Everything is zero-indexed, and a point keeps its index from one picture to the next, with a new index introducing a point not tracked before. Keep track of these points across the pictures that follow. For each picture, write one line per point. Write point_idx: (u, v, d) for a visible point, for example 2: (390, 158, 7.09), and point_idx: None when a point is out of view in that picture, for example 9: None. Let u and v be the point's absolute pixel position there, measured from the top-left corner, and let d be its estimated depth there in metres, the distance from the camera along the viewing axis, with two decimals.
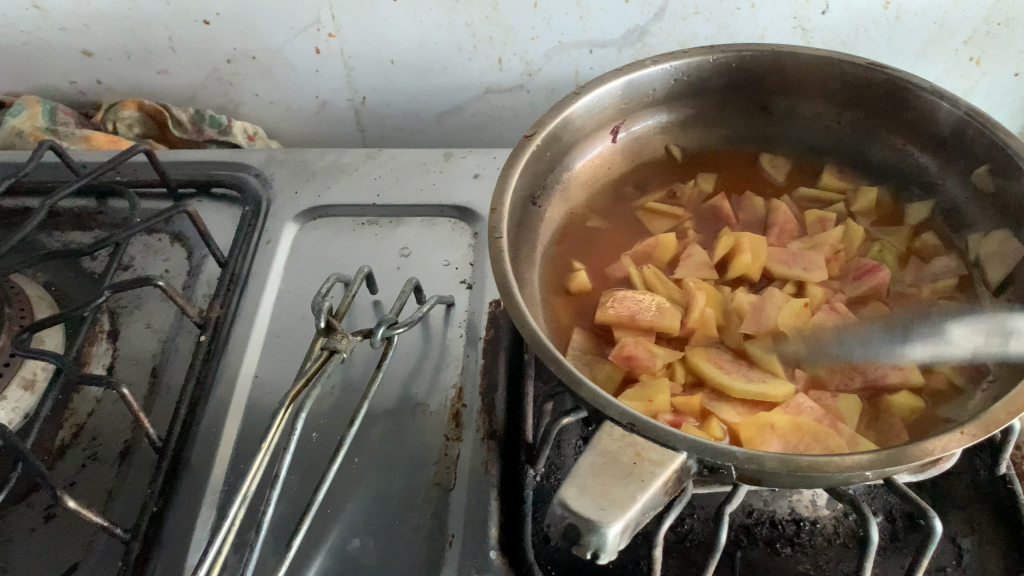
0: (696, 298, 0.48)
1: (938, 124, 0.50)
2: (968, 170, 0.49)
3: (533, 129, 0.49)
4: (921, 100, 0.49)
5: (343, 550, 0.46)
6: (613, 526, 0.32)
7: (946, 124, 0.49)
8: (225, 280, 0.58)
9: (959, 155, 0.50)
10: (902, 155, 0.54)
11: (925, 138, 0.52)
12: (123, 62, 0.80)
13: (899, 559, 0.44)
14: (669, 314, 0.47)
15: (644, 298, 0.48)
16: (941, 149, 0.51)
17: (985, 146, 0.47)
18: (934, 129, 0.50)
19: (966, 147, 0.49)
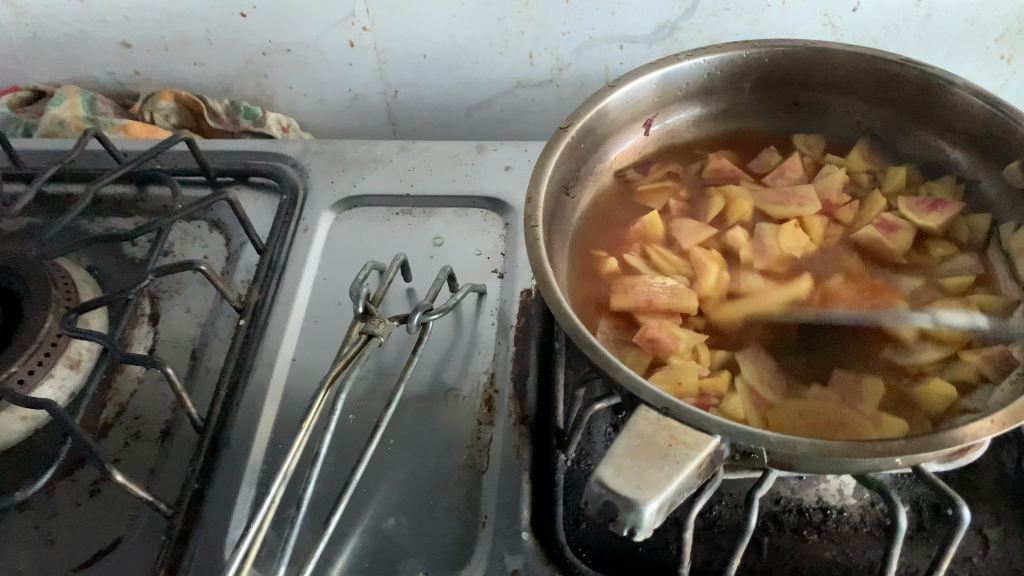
0: (709, 270, 0.49)
1: (971, 120, 0.50)
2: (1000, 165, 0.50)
3: (567, 121, 0.50)
4: (953, 96, 0.50)
5: (378, 529, 0.47)
6: (650, 504, 0.33)
7: (979, 119, 0.49)
8: (263, 268, 0.59)
9: (992, 151, 0.50)
10: (934, 150, 0.54)
11: (957, 133, 0.52)
12: (161, 54, 0.82)
13: (925, 548, 0.45)
14: (685, 294, 0.48)
15: (656, 281, 0.49)
16: (974, 144, 0.51)
17: (1017, 144, 0.47)
18: (966, 125, 0.51)
19: (999, 143, 0.49)
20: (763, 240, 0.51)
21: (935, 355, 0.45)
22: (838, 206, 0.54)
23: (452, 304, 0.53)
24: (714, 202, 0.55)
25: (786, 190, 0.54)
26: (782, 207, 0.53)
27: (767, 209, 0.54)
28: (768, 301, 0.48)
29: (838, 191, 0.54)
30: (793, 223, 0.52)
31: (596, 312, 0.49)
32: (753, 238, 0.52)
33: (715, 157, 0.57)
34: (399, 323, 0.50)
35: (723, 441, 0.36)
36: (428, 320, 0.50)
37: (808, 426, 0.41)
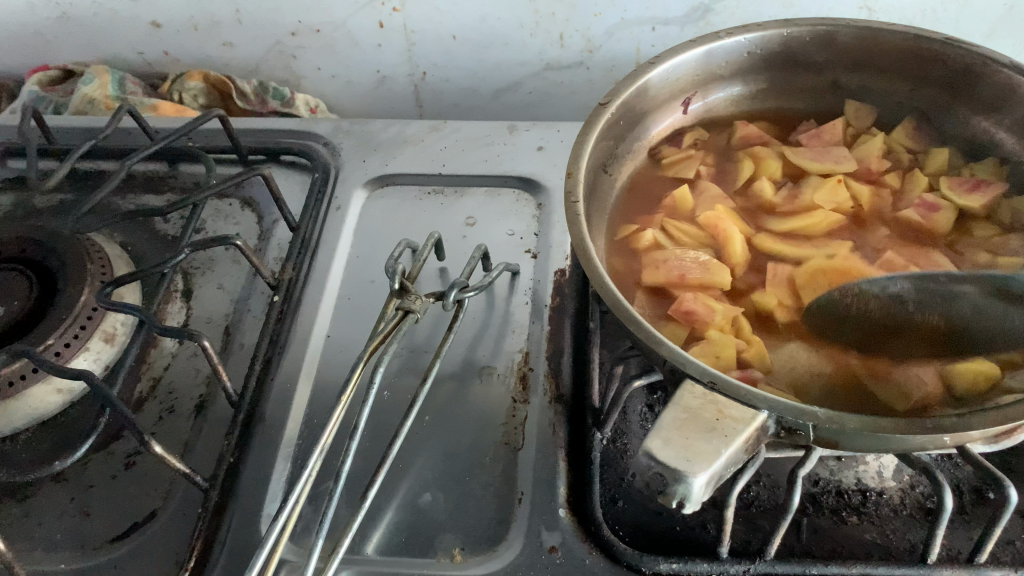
0: (733, 237, 0.50)
1: (1017, 100, 0.49)
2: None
3: (606, 97, 0.50)
4: (1000, 75, 0.49)
5: (414, 505, 0.47)
6: (699, 477, 0.33)
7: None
8: (296, 245, 0.59)
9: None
10: (980, 131, 0.53)
11: (1005, 113, 0.51)
12: (190, 34, 0.82)
13: (967, 531, 0.44)
14: (716, 268, 0.48)
15: (687, 254, 0.49)
16: (1021, 124, 0.50)
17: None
18: (1013, 104, 0.49)
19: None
20: (797, 194, 0.52)
21: None
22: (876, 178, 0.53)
23: (490, 280, 0.52)
24: (744, 167, 0.55)
25: (822, 150, 0.55)
26: (820, 164, 0.54)
27: (805, 166, 0.54)
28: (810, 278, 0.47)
29: (877, 159, 0.54)
30: (835, 179, 0.52)
31: (631, 288, 0.49)
32: (788, 194, 0.53)
33: (743, 126, 0.57)
34: (435, 301, 0.50)
35: (770, 416, 0.35)
36: (466, 294, 0.50)
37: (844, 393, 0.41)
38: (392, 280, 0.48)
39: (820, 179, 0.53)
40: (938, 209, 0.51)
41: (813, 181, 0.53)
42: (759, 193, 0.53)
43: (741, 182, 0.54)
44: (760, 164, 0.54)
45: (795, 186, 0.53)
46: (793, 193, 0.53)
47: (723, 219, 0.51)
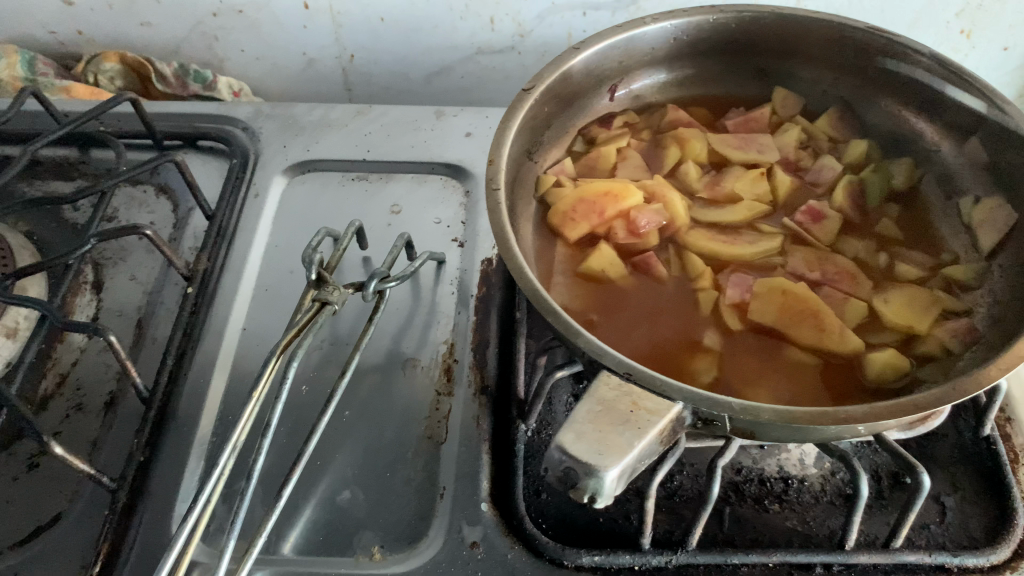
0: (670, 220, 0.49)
1: (940, 88, 0.49)
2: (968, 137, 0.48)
3: (530, 82, 0.49)
4: (919, 62, 0.49)
5: (332, 503, 0.46)
6: (611, 471, 0.33)
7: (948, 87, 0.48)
8: (211, 233, 0.57)
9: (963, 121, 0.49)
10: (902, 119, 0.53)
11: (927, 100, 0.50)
12: (105, 13, 0.78)
13: (884, 516, 0.45)
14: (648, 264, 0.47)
15: (627, 240, 0.48)
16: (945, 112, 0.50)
17: (989, 105, 0.46)
18: (938, 94, 0.49)
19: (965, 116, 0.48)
20: (719, 181, 0.51)
21: (895, 337, 0.43)
22: (797, 161, 0.53)
23: (410, 270, 0.51)
24: (670, 151, 0.53)
25: (746, 137, 0.54)
26: (743, 153, 0.53)
27: (728, 154, 0.53)
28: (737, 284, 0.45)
29: (796, 149, 0.53)
30: (759, 170, 0.51)
31: (566, 271, 0.48)
32: (710, 182, 0.51)
33: (673, 109, 0.55)
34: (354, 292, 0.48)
35: (685, 407, 0.34)
36: (386, 285, 0.48)
37: (763, 383, 0.41)
38: (308, 270, 0.46)
39: (744, 170, 0.52)
40: (824, 218, 0.48)
41: (736, 170, 0.52)
42: (684, 178, 0.52)
43: (669, 166, 0.52)
44: (686, 147, 0.53)
45: (717, 174, 0.52)
46: (716, 179, 0.51)
47: (663, 187, 0.50)
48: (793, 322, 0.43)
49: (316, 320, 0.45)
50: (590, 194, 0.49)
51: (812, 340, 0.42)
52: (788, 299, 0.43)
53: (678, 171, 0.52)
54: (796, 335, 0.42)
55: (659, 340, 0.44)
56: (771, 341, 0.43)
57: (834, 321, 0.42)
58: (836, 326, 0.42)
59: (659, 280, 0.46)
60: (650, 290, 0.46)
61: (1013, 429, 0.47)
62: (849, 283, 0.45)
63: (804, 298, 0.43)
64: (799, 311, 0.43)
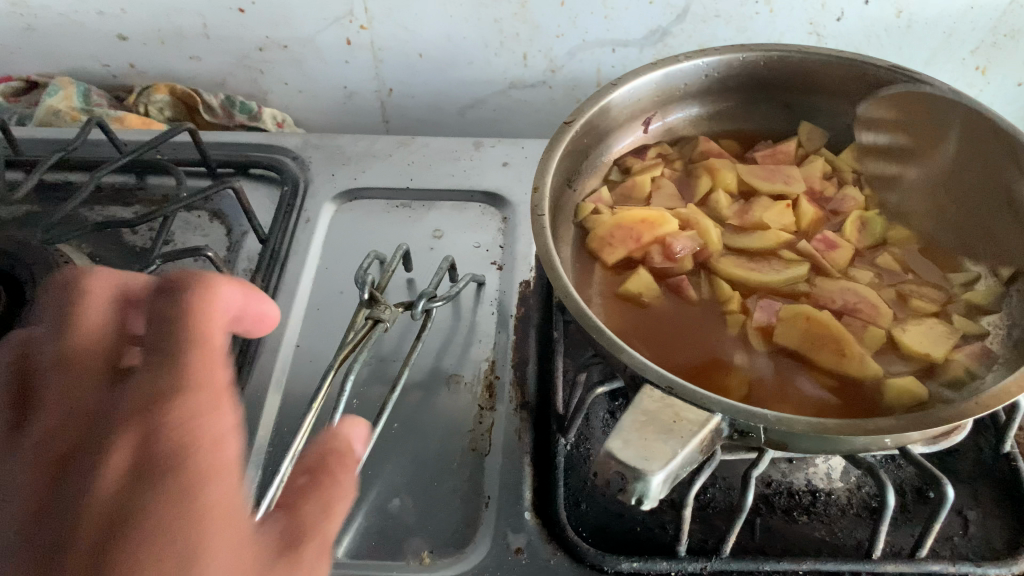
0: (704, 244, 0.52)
1: (954, 125, 0.51)
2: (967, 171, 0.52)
3: (572, 116, 0.52)
4: (934, 100, 0.51)
5: (383, 509, 0.48)
6: (656, 475, 0.35)
7: (965, 126, 0.50)
8: (265, 256, 0.60)
9: (971, 162, 0.51)
10: (911, 155, 0.55)
11: (937, 139, 0.53)
12: (157, 47, 0.83)
13: (909, 527, 0.47)
14: (681, 288, 0.50)
15: (664, 264, 0.51)
16: (955, 150, 0.52)
17: (1005, 146, 0.48)
18: (951, 134, 0.52)
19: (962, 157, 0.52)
20: (748, 211, 0.54)
21: (915, 362, 0.46)
22: (822, 192, 0.56)
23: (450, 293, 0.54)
24: (701, 180, 0.57)
25: (772, 169, 0.57)
26: (770, 184, 0.56)
27: (756, 185, 0.56)
28: (765, 309, 0.48)
29: (821, 179, 0.56)
30: (785, 202, 0.54)
31: (604, 292, 0.51)
32: (740, 211, 0.54)
33: (704, 141, 0.59)
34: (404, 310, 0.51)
35: (723, 419, 0.37)
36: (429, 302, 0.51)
37: (786, 400, 0.44)
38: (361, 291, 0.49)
39: (771, 201, 0.54)
40: (837, 246, 0.52)
41: (764, 201, 0.54)
42: (714, 206, 0.55)
43: (699, 196, 0.56)
44: (716, 177, 0.56)
45: (746, 203, 0.55)
46: (744, 209, 0.54)
47: (695, 216, 0.53)
48: (815, 346, 0.46)
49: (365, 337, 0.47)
50: (627, 222, 0.52)
51: (833, 364, 0.45)
52: (812, 324, 0.46)
53: (709, 200, 0.55)
54: (816, 359, 0.45)
55: (692, 359, 0.46)
56: (793, 362, 0.46)
57: (855, 347, 0.45)
58: (856, 351, 0.45)
59: (688, 301, 0.50)
60: (682, 311, 0.49)
61: None
62: (872, 308, 0.48)
63: (826, 325, 0.46)
64: (824, 336, 0.46)
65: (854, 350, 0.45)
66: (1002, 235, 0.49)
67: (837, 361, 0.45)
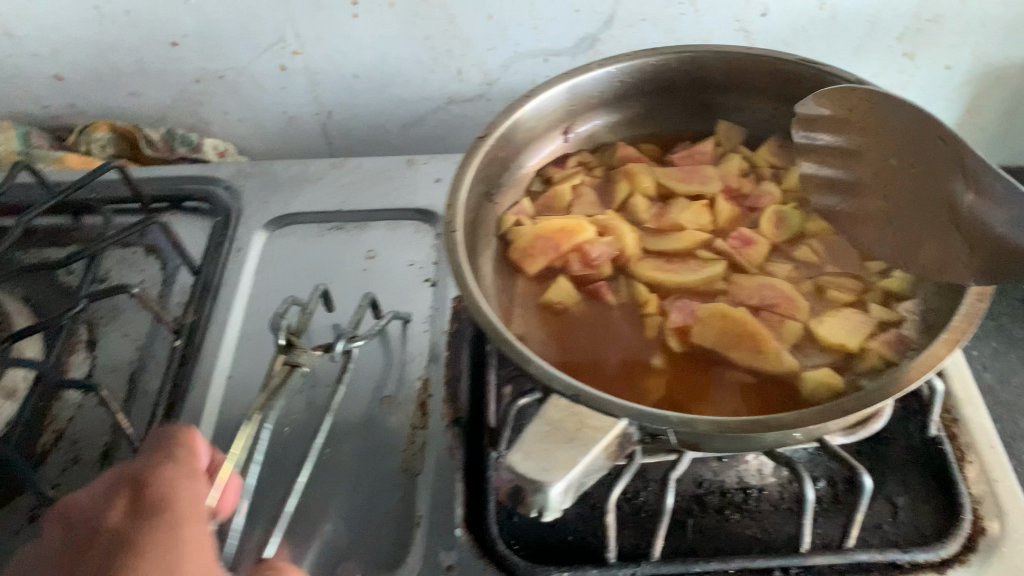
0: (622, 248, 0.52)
1: (896, 125, 0.46)
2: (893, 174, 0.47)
3: (484, 130, 0.52)
4: (879, 96, 0.46)
5: (315, 535, 0.48)
6: (555, 485, 0.35)
7: (907, 127, 0.46)
8: (198, 288, 0.61)
9: (907, 166, 0.46)
10: (841, 156, 0.51)
11: (871, 141, 0.48)
12: (94, 85, 0.82)
13: (839, 518, 0.47)
14: (600, 295, 0.50)
15: (582, 272, 0.51)
16: (890, 152, 0.47)
17: (952, 152, 0.43)
18: (891, 134, 0.47)
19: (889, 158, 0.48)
20: (665, 213, 0.55)
21: (832, 353, 0.46)
22: (739, 189, 0.57)
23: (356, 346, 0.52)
24: (620, 186, 0.57)
25: (690, 169, 0.57)
26: (688, 185, 0.56)
27: (673, 187, 0.56)
28: (683, 310, 0.48)
29: (737, 177, 0.57)
30: (701, 202, 0.55)
31: (526, 304, 0.51)
32: (657, 213, 0.55)
33: (623, 146, 0.59)
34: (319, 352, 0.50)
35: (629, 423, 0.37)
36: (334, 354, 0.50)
37: (704, 399, 0.44)
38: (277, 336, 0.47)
39: (688, 202, 0.55)
40: (753, 243, 0.52)
41: (681, 203, 0.55)
42: (633, 211, 0.55)
43: (618, 201, 0.56)
44: (635, 181, 0.56)
45: (664, 206, 0.56)
46: (661, 211, 0.55)
47: (614, 221, 0.53)
48: (732, 344, 0.45)
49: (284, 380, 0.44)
50: (546, 233, 0.52)
51: (749, 361, 0.45)
52: (728, 322, 0.46)
53: (628, 205, 0.56)
54: (734, 357, 0.45)
55: (612, 365, 0.47)
56: (712, 361, 0.46)
57: (771, 343, 0.45)
58: (772, 346, 0.45)
59: (608, 307, 0.50)
60: (603, 318, 0.49)
61: (959, 428, 0.50)
62: (789, 302, 0.48)
63: (743, 323, 0.46)
64: (742, 334, 0.46)
65: (772, 346, 0.45)
66: (932, 253, 0.45)
67: (753, 358, 0.45)
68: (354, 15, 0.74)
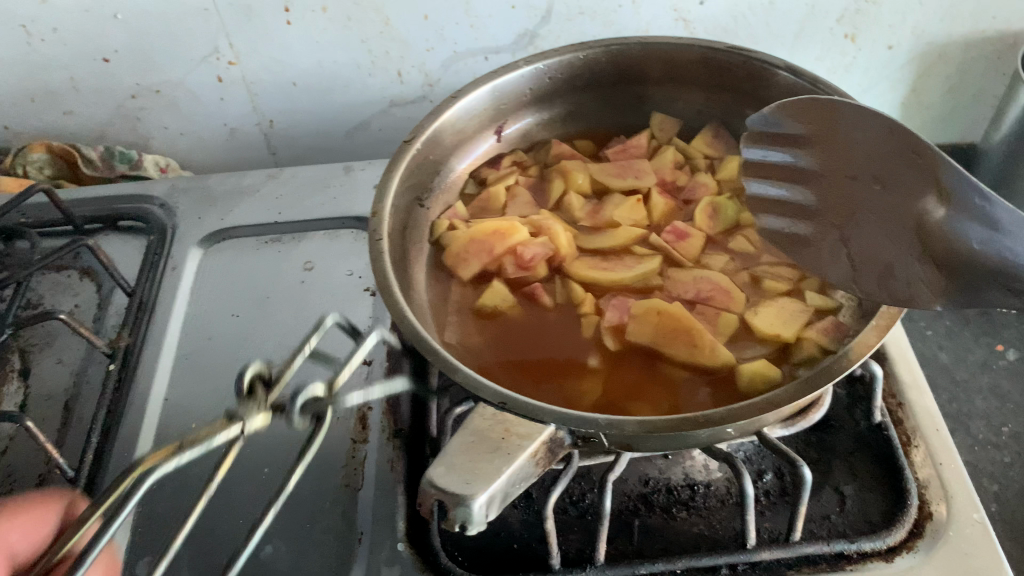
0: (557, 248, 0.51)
1: (865, 142, 0.47)
2: (852, 196, 0.48)
3: (411, 134, 0.51)
4: (850, 111, 0.46)
5: (255, 558, 0.47)
6: (479, 498, 0.34)
7: (878, 145, 0.46)
8: (132, 308, 0.59)
9: (873, 185, 0.47)
10: (793, 181, 0.50)
11: (833, 159, 0.48)
12: (27, 106, 0.80)
13: (786, 511, 0.46)
14: (535, 297, 0.49)
15: (517, 273, 0.50)
16: (851, 172, 0.48)
17: (928, 169, 0.44)
18: (857, 152, 0.47)
19: (850, 181, 0.48)
20: (600, 211, 0.54)
21: (768, 346, 0.45)
22: (674, 182, 0.56)
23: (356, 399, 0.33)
24: (555, 184, 0.56)
25: (624, 164, 0.56)
26: (622, 180, 0.55)
27: (608, 182, 0.55)
28: (619, 308, 0.47)
29: (671, 170, 0.56)
30: (636, 197, 0.54)
31: (462, 310, 0.50)
32: (592, 211, 0.54)
33: (556, 144, 0.58)
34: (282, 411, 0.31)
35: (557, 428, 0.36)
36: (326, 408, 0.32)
37: (641, 399, 0.43)
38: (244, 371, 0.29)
39: (622, 197, 0.54)
40: (688, 236, 0.51)
41: (616, 199, 0.54)
42: (568, 210, 0.54)
43: (553, 200, 0.55)
44: (569, 179, 0.56)
45: (599, 203, 0.55)
46: (596, 209, 0.54)
47: (548, 221, 0.52)
48: (667, 340, 0.44)
49: (214, 435, 0.27)
50: (479, 237, 0.51)
51: (685, 357, 0.44)
52: (664, 318, 0.45)
53: (563, 204, 0.55)
54: (669, 353, 0.44)
55: (548, 368, 0.45)
56: (648, 359, 0.45)
57: (706, 337, 0.44)
58: (707, 339, 0.44)
59: (544, 309, 0.49)
60: (539, 321, 0.48)
61: (904, 413, 0.50)
62: (725, 295, 0.48)
63: (678, 318, 0.45)
64: (678, 329, 0.44)
65: (708, 341, 0.44)
66: (896, 273, 0.45)
67: (689, 355, 0.44)
68: (288, 22, 0.72)
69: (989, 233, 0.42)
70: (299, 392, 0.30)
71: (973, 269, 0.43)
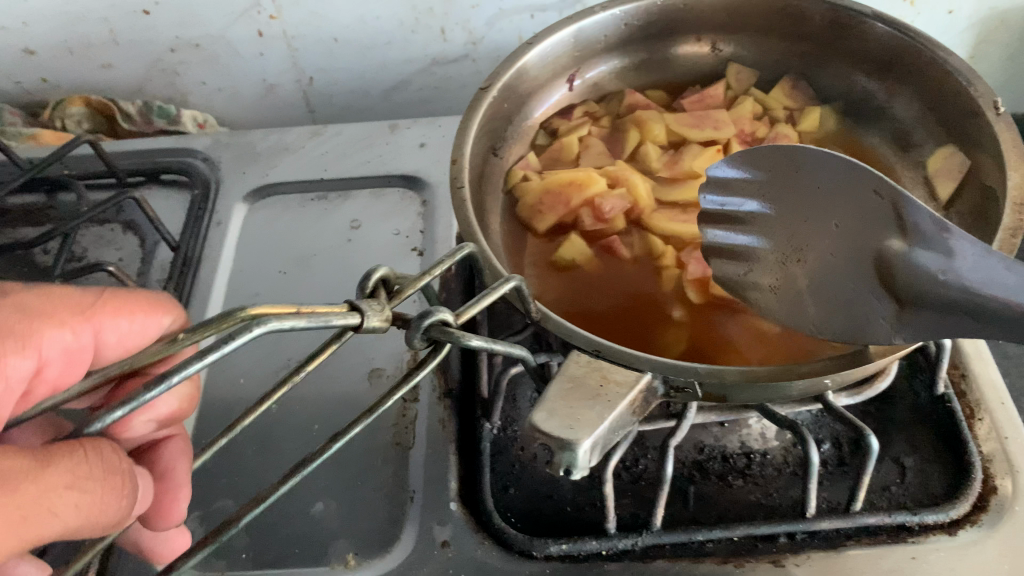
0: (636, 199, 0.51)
1: (822, 180, 0.40)
2: (808, 241, 0.41)
3: (488, 80, 0.50)
4: (806, 151, 0.41)
5: (306, 514, 0.46)
6: (585, 442, 0.31)
7: (833, 182, 0.40)
8: (177, 263, 0.59)
9: (829, 225, 0.41)
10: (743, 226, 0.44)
11: (786, 201, 0.42)
12: (67, 58, 0.79)
13: (845, 480, 0.46)
14: (612, 250, 0.49)
15: (593, 224, 0.50)
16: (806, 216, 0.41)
17: (885, 204, 0.38)
18: (811, 191, 0.41)
19: (804, 226, 0.41)
20: (678, 160, 0.53)
21: None
22: (753, 134, 0.56)
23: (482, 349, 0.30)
24: (630, 135, 0.55)
25: (702, 113, 0.55)
26: (701, 131, 0.54)
27: (687, 132, 0.54)
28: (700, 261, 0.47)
29: (750, 121, 0.56)
30: (715, 147, 0.53)
31: (537, 264, 0.50)
32: (669, 161, 0.53)
33: (631, 93, 0.57)
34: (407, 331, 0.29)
35: (654, 376, 0.34)
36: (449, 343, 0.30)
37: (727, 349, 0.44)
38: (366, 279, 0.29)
39: (701, 148, 0.53)
40: None
41: (694, 148, 0.53)
42: (644, 159, 0.54)
43: (629, 150, 0.55)
44: (645, 130, 0.55)
45: (676, 153, 0.54)
46: (675, 158, 0.53)
47: (624, 172, 0.52)
48: None
49: (333, 314, 0.26)
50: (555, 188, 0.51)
51: None
52: None
53: (639, 155, 0.55)
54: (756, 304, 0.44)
55: (629, 321, 0.46)
56: (731, 312, 0.45)
57: None
58: None
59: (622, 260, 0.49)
60: (620, 271, 0.48)
61: (966, 385, 0.49)
62: None
63: None
64: None
65: None
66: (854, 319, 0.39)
67: None
68: None
69: (952, 262, 0.36)
70: (425, 310, 0.29)
71: (938, 306, 0.36)
